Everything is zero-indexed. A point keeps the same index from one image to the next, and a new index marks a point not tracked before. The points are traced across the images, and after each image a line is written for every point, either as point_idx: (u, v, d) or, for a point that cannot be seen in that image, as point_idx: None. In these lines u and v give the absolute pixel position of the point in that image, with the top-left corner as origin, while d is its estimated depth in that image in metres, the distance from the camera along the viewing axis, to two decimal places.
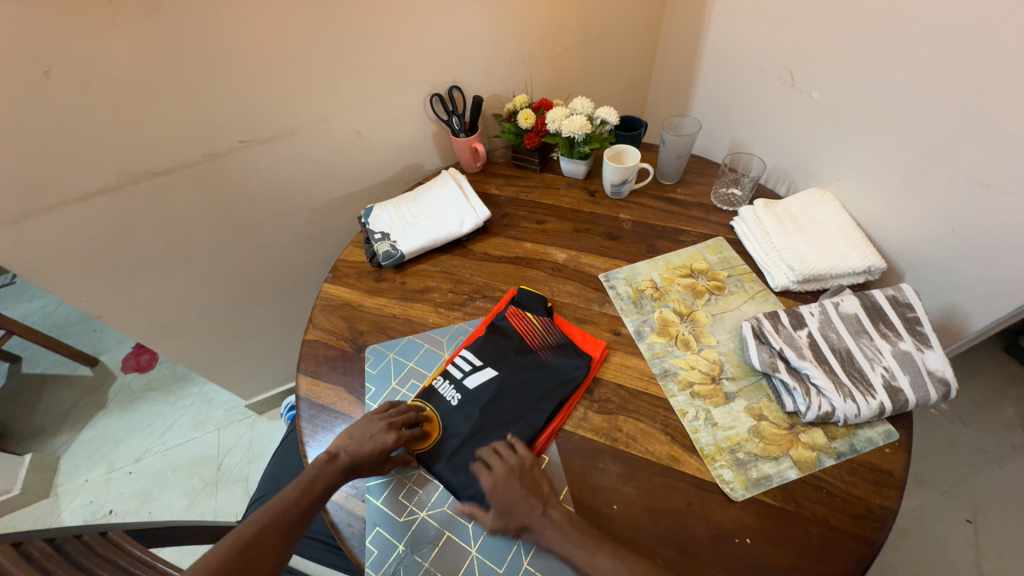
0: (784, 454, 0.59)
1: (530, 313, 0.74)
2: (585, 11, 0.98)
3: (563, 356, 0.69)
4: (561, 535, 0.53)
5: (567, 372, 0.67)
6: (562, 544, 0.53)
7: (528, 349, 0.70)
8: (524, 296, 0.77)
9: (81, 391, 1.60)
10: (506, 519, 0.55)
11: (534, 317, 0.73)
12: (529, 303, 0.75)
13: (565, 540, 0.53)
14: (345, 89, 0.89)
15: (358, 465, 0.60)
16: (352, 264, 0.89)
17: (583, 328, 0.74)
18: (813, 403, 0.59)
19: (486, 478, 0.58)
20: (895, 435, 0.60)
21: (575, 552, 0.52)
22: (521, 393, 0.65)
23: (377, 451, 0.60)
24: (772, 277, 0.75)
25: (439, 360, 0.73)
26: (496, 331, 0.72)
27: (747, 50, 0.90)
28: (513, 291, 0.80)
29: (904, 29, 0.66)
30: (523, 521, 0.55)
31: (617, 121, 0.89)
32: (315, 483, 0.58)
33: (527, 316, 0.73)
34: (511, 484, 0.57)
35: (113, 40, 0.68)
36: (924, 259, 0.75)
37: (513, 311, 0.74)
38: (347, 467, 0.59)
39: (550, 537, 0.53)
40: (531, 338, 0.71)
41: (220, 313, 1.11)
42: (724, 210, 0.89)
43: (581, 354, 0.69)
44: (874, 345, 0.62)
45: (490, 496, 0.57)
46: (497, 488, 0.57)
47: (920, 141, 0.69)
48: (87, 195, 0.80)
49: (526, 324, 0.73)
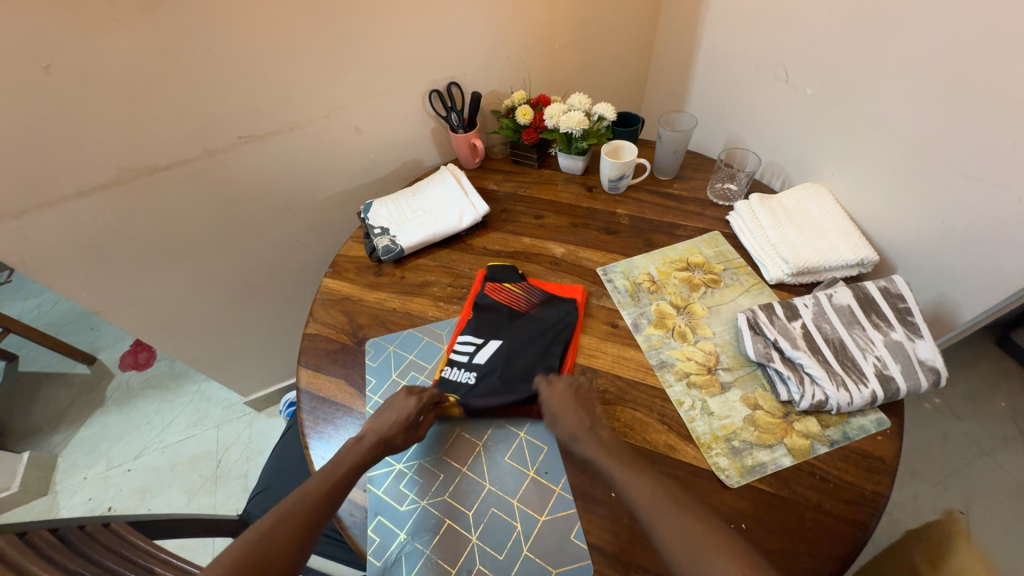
0: (779, 442, 0.60)
1: (507, 283, 0.78)
2: (582, 7, 0.99)
3: (552, 306, 0.75)
4: (603, 449, 0.58)
5: (561, 316, 0.73)
6: (603, 458, 0.57)
7: (519, 313, 0.74)
8: (496, 270, 0.81)
9: (78, 389, 1.60)
10: (558, 427, 0.61)
11: (512, 285, 0.78)
12: (503, 275, 0.80)
13: (606, 455, 0.57)
14: (344, 85, 0.90)
15: (389, 438, 0.61)
16: (351, 259, 0.90)
17: (560, 281, 0.81)
18: (807, 392, 0.61)
19: (545, 388, 0.64)
20: (887, 423, 0.61)
21: (614, 467, 0.56)
22: (529, 350, 0.70)
23: (403, 419, 0.62)
24: (767, 270, 0.76)
25: (439, 352, 0.74)
26: (482, 310, 0.75)
27: (742, 47, 0.91)
28: (482, 272, 0.83)
29: (896, 25, 0.67)
30: (573, 430, 0.60)
31: (614, 117, 0.90)
32: (331, 474, 0.58)
33: (505, 286, 0.77)
34: (568, 397, 0.63)
35: (113, 35, 0.69)
36: (915, 252, 0.76)
37: (490, 286, 0.78)
38: (377, 443, 0.61)
39: (591, 450, 0.58)
40: (517, 304, 0.76)
41: (220, 309, 1.12)
42: (720, 205, 0.90)
43: (568, 300, 0.75)
44: (866, 335, 0.63)
45: (548, 403, 0.63)
46: (553, 398, 0.63)
47: (911, 135, 0.70)
48: (87, 190, 0.80)
49: (506, 293, 0.77)
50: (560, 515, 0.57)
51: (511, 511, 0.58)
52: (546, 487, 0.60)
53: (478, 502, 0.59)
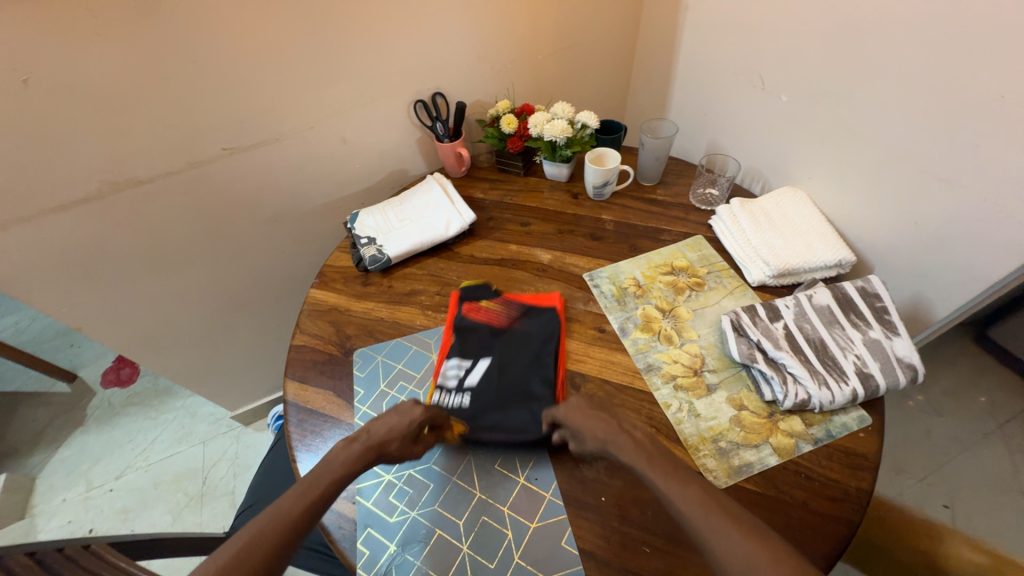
0: (764, 442, 0.61)
1: (483, 301, 0.77)
2: (564, 18, 1.01)
3: (535, 319, 0.75)
4: (637, 450, 0.56)
5: (544, 327, 0.73)
6: (638, 461, 0.55)
7: (502, 330, 0.74)
8: (468, 290, 0.79)
9: (57, 408, 1.56)
10: (584, 435, 0.59)
11: (489, 303, 0.77)
12: (477, 293, 0.78)
13: (642, 457, 0.55)
14: (329, 96, 0.90)
15: (384, 446, 0.59)
16: (338, 269, 0.90)
17: (533, 291, 0.81)
18: (790, 391, 0.62)
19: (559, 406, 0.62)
20: (868, 420, 0.62)
21: (654, 469, 0.54)
22: (519, 366, 0.69)
23: (406, 428, 0.60)
24: (749, 272, 0.78)
25: (427, 361, 0.74)
26: (463, 331, 0.73)
27: (720, 56, 0.94)
28: (454, 292, 0.81)
29: (865, 34, 0.70)
30: (602, 436, 0.58)
31: (597, 124, 0.92)
32: (317, 483, 0.54)
33: (483, 305, 0.77)
34: (587, 406, 0.61)
35: (96, 48, 0.69)
36: (890, 253, 0.78)
37: (467, 307, 0.77)
38: (370, 449, 0.59)
39: (626, 453, 0.56)
40: (498, 321, 0.75)
41: (205, 323, 1.10)
42: (702, 210, 0.92)
43: (547, 312, 0.76)
44: (846, 334, 0.65)
45: (568, 415, 0.60)
46: (570, 414, 0.60)
47: (883, 139, 0.73)
48: (68, 204, 0.79)
49: (485, 312, 0.76)
50: (551, 522, 0.57)
51: (502, 519, 0.58)
52: (537, 493, 0.60)
53: (469, 510, 0.59)
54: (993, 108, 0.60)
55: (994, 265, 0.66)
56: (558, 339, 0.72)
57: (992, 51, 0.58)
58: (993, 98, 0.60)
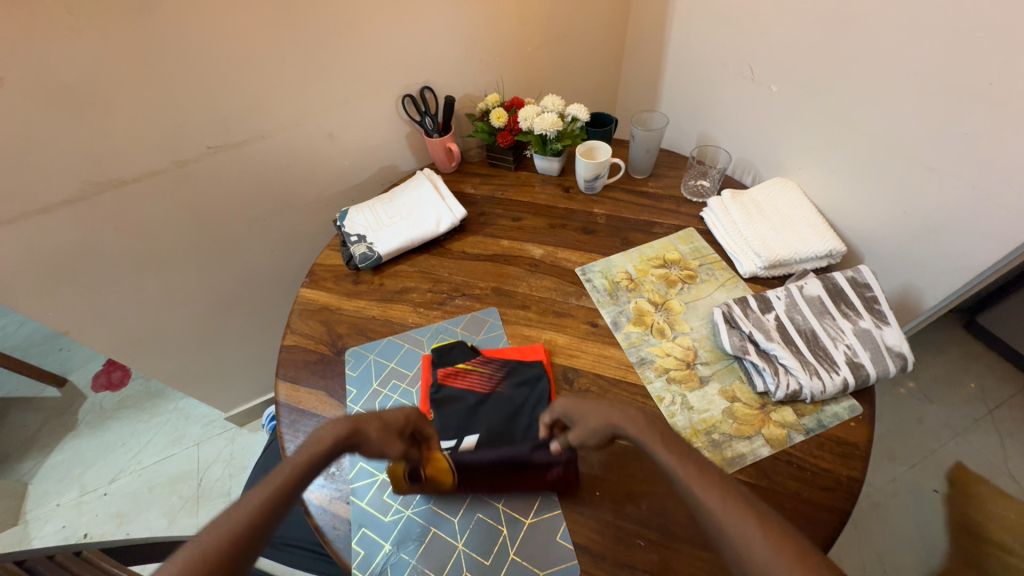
0: (757, 433, 0.61)
1: (461, 365, 0.70)
2: (552, 9, 1.00)
3: (521, 379, 0.68)
4: (646, 427, 0.55)
5: (531, 389, 0.67)
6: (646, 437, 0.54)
7: (485, 398, 0.66)
8: (441, 353, 0.71)
9: (48, 413, 1.54)
10: (588, 422, 0.58)
11: (468, 367, 0.69)
12: (452, 357, 0.71)
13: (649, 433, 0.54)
14: (315, 92, 0.88)
15: (363, 428, 0.57)
16: (328, 267, 0.89)
17: (516, 346, 0.73)
18: (782, 382, 0.62)
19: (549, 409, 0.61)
20: (859, 409, 0.62)
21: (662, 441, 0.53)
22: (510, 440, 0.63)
23: (394, 421, 0.59)
24: (741, 264, 0.78)
25: (420, 358, 0.73)
26: (442, 406, 0.65)
27: (710, 46, 0.93)
28: (427, 355, 0.73)
29: (855, 23, 0.69)
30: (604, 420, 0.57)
31: (587, 117, 0.91)
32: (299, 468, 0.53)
33: (462, 371, 0.69)
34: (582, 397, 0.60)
35: (71, 46, 0.67)
36: (880, 243, 0.79)
37: (444, 374, 0.68)
38: (350, 426, 0.56)
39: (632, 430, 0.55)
40: (480, 388, 0.67)
41: (195, 325, 1.09)
42: (694, 202, 0.91)
43: (529, 336, 0.74)
44: (836, 324, 0.65)
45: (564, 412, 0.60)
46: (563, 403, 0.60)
47: (874, 128, 0.72)
48: (50, 206, 0.77)
49: (464, 377, 0.68)
50: (546, 517, 0.58)
51: (497, 516, 0.58)
52: (532, 490, 0.60)
53: (464, 508, 0.59)
54: (982, 97, 0.60)
55: (982, 254, 0.67)
56: (547, 342, 0.73)
57: (982, 39, 0.58)
58: (982, 86, 0.60)
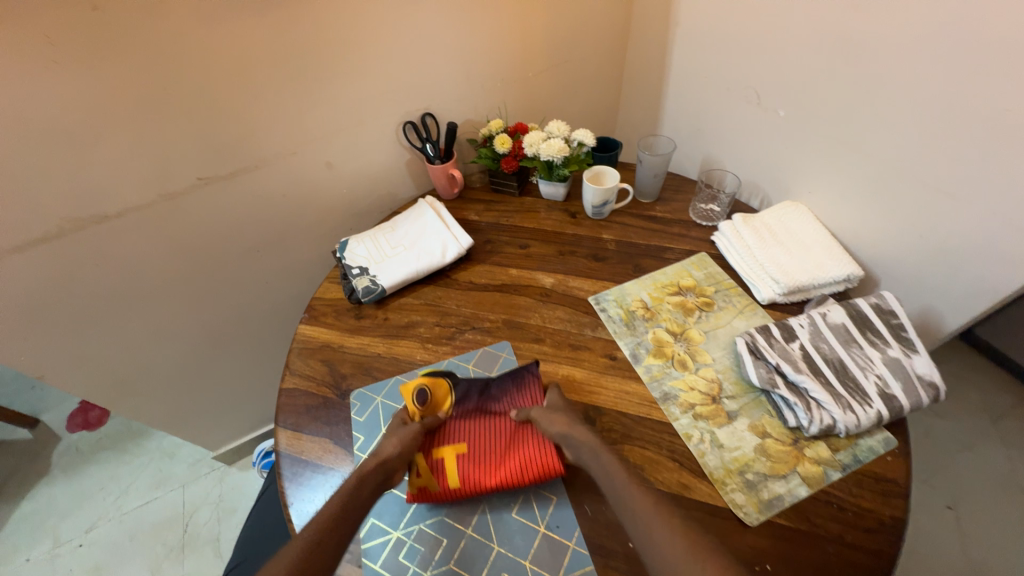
0: (792, 472, 0.58)
1: (445, 388, 0.67)
2: (553, 34, 0.99)
3: (506, 382, 0.68)
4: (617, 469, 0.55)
5: (520, 388, 0.67)
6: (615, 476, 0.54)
7: (482, 414, 0.66)
8: (432, 388, 0.66)
9: (18, 458, 1.43)
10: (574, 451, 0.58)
11: (445, 390, 0.66)
12: (436, 396, 0.66)
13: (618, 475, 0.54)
14: (313, 120, 0.86)
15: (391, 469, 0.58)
16: (328, 302, 0.84)
17: None
18: (815, 417, 0.59)
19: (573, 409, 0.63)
20: (894, 442, 0.60)
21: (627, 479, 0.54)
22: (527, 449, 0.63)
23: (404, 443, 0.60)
24: (758, 290, 0.76)
25: (406, 386, 0.66)
26: (443, 429, 0.65)
27: (713, 72, 0.93)
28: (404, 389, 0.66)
29: (866, 49, 0.69)
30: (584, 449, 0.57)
31: (594, 142, 0.90)
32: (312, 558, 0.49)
33: (442, 392, 0.66)
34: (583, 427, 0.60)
35: (54, 80, 0.63)
36: (894, 266, 0.78)
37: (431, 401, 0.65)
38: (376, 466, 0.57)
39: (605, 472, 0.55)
40: (475, 409, 0.66)
41: (184, 362, 1.03)
42: (703, 225, 0.90)
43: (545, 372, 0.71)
44: (864, 353, 0.63)
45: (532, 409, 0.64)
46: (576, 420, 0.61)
47: (886, 150, 0.72)
48: (26, 245, 0.72)
49: (446, 402, 0.66)
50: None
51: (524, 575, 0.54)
52: (559, 543, 0.56)
53: (487, 567, 0.55)
54: (996, 124, 0.60)
55: (1005, 278, 0.66)
56: (566, 377, 0.70)
57: (992, 69, 0.59)
58: (997, 111, 0.60)
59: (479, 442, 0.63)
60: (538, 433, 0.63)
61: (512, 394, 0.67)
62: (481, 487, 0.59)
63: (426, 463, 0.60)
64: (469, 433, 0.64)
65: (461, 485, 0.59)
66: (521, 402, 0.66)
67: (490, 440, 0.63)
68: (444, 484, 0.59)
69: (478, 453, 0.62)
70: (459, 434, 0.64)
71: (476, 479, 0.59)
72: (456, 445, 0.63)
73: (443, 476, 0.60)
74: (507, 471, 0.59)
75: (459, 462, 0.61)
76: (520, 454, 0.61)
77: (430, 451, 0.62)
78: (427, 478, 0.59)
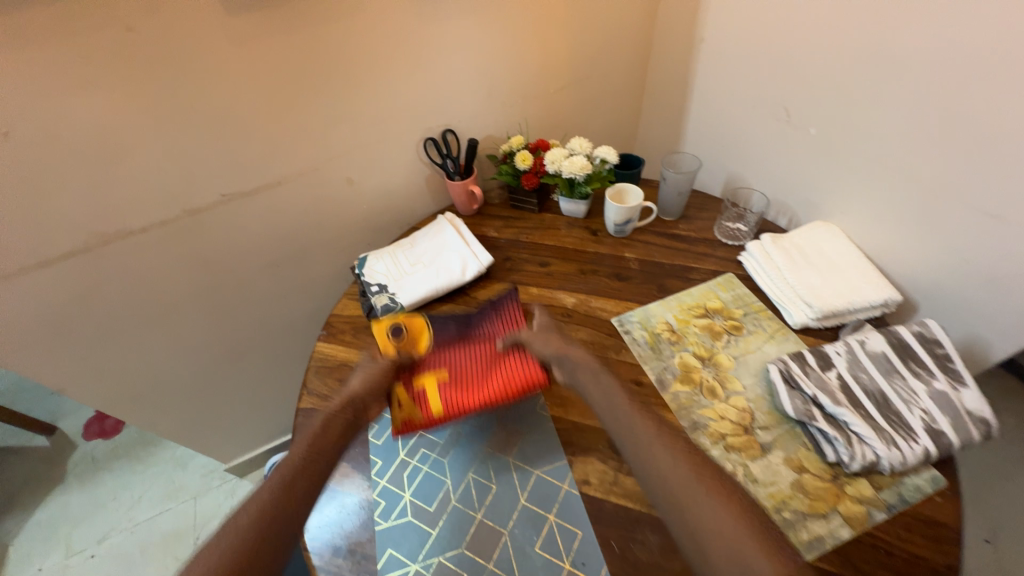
0: (833, 511, 0.55)
1: (420, 327, 0.73)
2: (576, 51, 0.98)
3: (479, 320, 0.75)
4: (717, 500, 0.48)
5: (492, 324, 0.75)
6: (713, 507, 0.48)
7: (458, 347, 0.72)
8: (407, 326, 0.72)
9: (35, 465, 1.44)
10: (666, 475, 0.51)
11: (421, 329, 0.73)
12: (412, 334, 0.72)
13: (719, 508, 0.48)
14: (336, 136, 0.86)
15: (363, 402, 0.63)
16: (346, 319, 0.83)
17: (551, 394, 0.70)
18: (856, 452, 0.56)
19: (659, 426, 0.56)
20: (943, 481, 0.56)
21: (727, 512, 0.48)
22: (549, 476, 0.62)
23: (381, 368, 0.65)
24: (790, 314, 0.74)
25: (383, 326, 0.72)
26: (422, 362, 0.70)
27: (739, 89, 0.91)
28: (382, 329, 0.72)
29: (905, 67, 0.67)
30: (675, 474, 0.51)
31: (616, 159, 0.89)
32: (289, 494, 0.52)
33: (418, 331, 0.73)
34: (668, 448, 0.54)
35: (85, 99, 0.64)
36: (934, 291, 0.75)
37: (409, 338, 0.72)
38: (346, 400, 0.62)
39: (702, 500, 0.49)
40: (452, 343, 0.73)
41: (200, 375, 1.02)
42: (729, 245, 0.88)
43: (567, 397, 0.69)
44: (908, 385, 0.60)
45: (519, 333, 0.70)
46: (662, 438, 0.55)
47: (926, 171, 0.69)
48: (52, 260, 0.73)
49: (421, 338, 0.72)
50: None
51: None
52: None
53: None
54: None
55: None
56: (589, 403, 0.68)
57: None
58: None
59: (457, 368, 0.69)
60: (509, 358, 0.69)
61: (486, 330, 0.74)
62: (461, 406, 0.65)
63: (408, 390, 0.67)
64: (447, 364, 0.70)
65: (444, 405, 0.65)
66: (493, 334, 0.73)
67: (467, 368, 0.69)
68: (428, 409, 0.65)
69: (456, 380, 0.68)
70: (438, 365, 0.70)
71: (456, 399, 0.66)
72: (435, 373, 0.69)
73: (426, 401, 0.66)
74: (483, 390, 0.66)
75: (439, 388, 0.67)
76: (495, 376, 0.67)
77: (413, 382, 0.67)
78: (411, 405, 0.65)
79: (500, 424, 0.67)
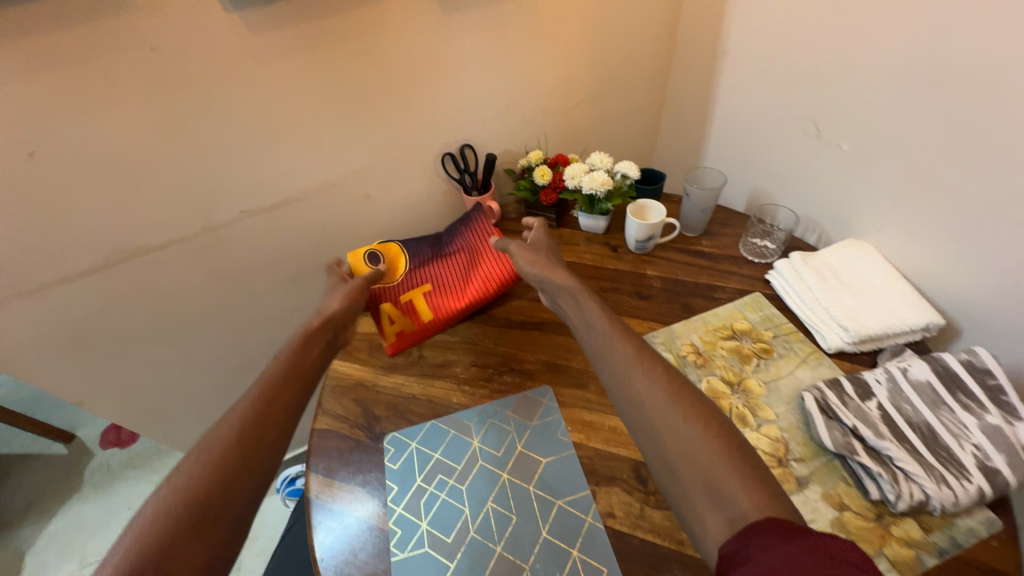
0: (879, 554, 0.51)
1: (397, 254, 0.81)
2: (597, 66, 0.97)
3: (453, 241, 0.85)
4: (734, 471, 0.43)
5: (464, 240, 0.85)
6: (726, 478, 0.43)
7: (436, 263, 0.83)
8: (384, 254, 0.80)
9: (53, 472, 1.45)
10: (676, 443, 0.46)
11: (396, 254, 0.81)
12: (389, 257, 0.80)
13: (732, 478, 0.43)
14: (355, 152, 0.85)
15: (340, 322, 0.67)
16: (362, 336, 0.82)
17: (573, 419, 0.67)
18: (903, 491, 0.52)
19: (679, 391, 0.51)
20: (999, 524, 0.52)
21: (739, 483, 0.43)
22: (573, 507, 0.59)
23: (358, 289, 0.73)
24: (823, 337, 0.70)
25: (358, 253, 0.78)
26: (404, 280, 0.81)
27: (765, 103, 0.89)
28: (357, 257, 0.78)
29: (946, 81, 0.64)
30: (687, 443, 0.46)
31: (638, 175, 0.87)
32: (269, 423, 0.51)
33: (395, 256, 0.81)
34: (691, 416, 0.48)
35: (110, 118, 0.64)
36: (981, 316, 0.70)
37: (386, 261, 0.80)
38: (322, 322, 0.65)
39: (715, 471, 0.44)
40: (429, 261, 0.83)
41: (215, 389, 1.02)
42: (756, 263, 0.85)
43: (590, 423, 0.66)
44: (956, 418, 0.56)
45: (508, 241, 0.77)
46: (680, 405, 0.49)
47: (970, 188, 0.66)
48: (74, 275, 0.73)
49: (399, 261, 0.81)
50: None
51: None
52: None
53: None
54: None
55: None
56: (613, 429, 0.66)
57: None
58: None
59: (439, 281, 0.82)
60: (482, 264, 0.83)
61: (458, 245, 0.85)
62: (448, 312, 0.80)
63: (397, 306, 0.78)
64: (428, 279, 0.82)
65: (433, 315, 0.80)
66: (466, 249, 0.84)
67: (447, 281, 0.82)
68: (418, 319, 0.79)
69: (440, 288, 0.81)
70: (419, 279, 0.81)
71: (442, 307, 0.80)
72: (419, 287, 0.81)
73: (415, 313, 0.79)
74: (464, 298, 0.80)
75: (424, 299, 0.80)
76: (472, 284, 0.81)
77: (401, 297, 0.79)
78: (402, 318, 0.78)
79: (522, 449, 0.65)
